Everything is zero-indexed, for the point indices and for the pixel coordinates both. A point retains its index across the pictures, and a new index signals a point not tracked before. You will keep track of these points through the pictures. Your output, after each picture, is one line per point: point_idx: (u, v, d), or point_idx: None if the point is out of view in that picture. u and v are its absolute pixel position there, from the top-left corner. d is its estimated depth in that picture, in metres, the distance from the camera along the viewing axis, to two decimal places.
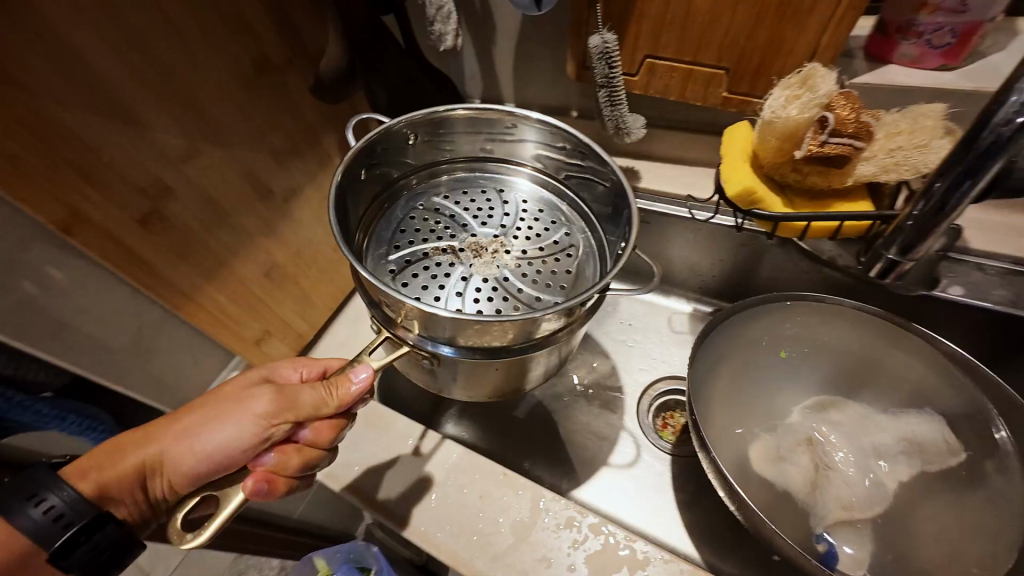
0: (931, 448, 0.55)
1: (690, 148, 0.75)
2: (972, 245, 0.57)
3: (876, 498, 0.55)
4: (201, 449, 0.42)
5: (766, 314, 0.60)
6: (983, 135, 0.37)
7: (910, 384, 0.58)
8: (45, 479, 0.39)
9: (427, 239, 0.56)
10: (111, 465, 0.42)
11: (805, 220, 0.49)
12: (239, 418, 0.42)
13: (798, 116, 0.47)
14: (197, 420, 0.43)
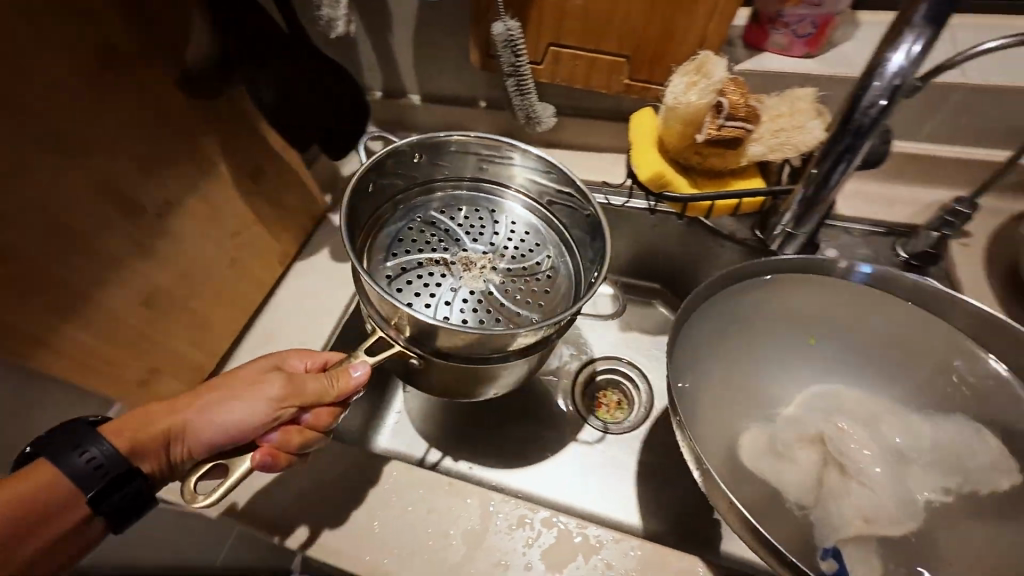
0: (965, 456, 0.49)
1: (598, 135, 0.77)
2: (839, 213, 0.65)
3: (901, 510, 0.49)
4: (222, 425, 0.41)
5: (776, 289, 0.54)
6: (854, 118, 0.41)
7: (927, 375, 0.53)
8: (83, 431, 0.37)
9: (422, 249, 0.56)
10: (140, 428, 0.40)
11: (709, 199, 0.52)
12: (252, 400, 0.42)
13: (698, 102, 0.49)
14: (218, 397, 0.42)
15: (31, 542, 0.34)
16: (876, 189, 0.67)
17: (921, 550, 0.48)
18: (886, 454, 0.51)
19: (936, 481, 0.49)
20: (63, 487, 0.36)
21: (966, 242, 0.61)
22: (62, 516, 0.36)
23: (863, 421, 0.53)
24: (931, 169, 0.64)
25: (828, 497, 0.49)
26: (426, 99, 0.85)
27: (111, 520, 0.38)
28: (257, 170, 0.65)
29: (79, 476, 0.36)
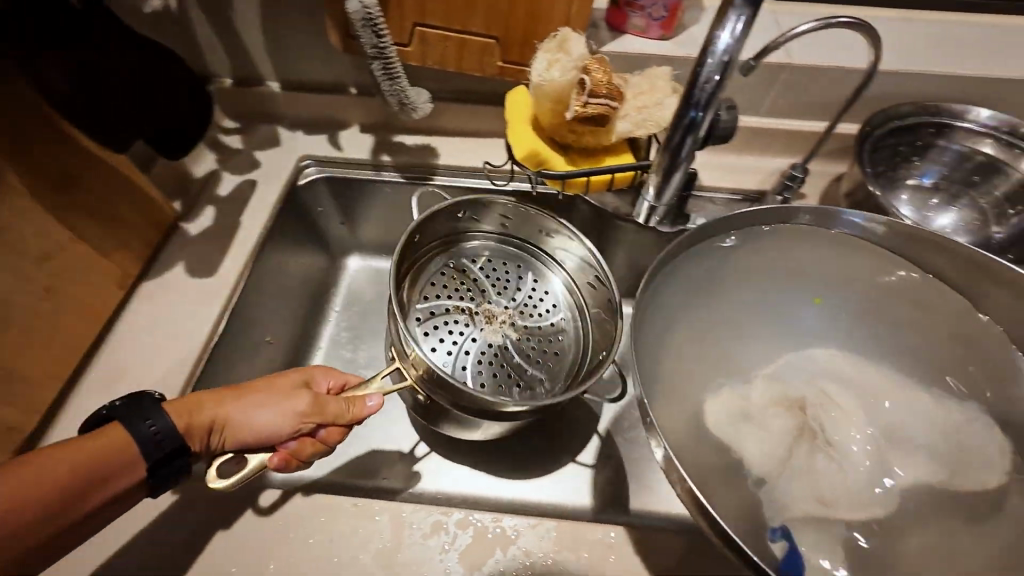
0: (960, 441, 0.48)
1: (479, 121, 0.76)
2: (703, 185, 0.71)
3: (872, 492, 0.47)
4: (256, 425, 0.47)
5: (770, 245, 0.53)
6: (696, 94, 0.42)
7: (918, 352, 0.53)
8: (151, 406, 0.43)
9: (451, 297, 0.66)
10: (199, 409, 0.45)
11: (582, 176, 0.54)
12: (283, 407, 0.47)
13: (562, 78, 0.50)
14: (262, 398, 0.48)
15: (88, 502, 0.40)
16: (731, 160, 0.74)
17: (882, 540, 0.46)
18: (879, 432, 0.50)
19: (922, 464, 0.48)
20: (126, 454, 0.42)
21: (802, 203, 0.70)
22: (120, 479, 0.41)
23: (864, 392, 0.52)
24: (771, 140, 0.72)
25: (796, 468, 0.47)
26: (289, 86, 0.77)
27: (152, 489, 0.44)
28: (72, 176, 0.53)
29: (139, 445, 0.42)
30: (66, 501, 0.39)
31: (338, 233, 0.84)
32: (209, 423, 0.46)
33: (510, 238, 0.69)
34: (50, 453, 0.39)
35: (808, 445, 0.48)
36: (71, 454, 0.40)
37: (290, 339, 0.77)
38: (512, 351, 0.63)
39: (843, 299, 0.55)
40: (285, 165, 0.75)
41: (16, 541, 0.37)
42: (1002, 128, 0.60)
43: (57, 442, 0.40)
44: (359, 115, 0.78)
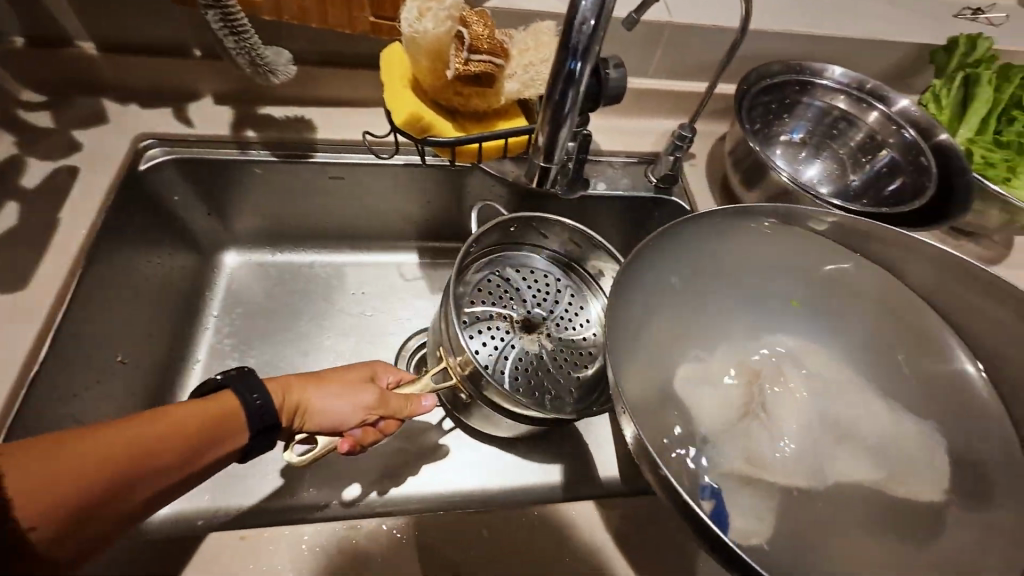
0: (912, 451, 0.44)
1: (360, 88, 0.68)
2: (601, 149, 0.71)
3: (801, 467, 0.44)
4: (332, 412, 0.49)
5: (760, 239, 0.49)
6: (573, 39, 0.35)
7: (881, 351, 0.49)
8: (257, 379, 0.45)
9: (495, 303, 0.63)
10: (290, 390, 0.48)
11: (474, 141, 0.49)
12: (358, 396, 0.50)
13: (435, 32, 0.45)
14: (340, 383, 0.51)
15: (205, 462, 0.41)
16: (624, 124, 0.75)
17: (807, 536, 0.40)
18: (828, 420, 0.46)
19: (868, 467, 0.44)
20: (236, 421, 0.43)
21: (693, 163, 0.73)
22: (226, 443, 0.42)
23: (829, 381, 0.48)
24: (660, 101, 0.73)
25: (731, 442, 0.44)
26: (109, 47, 0.63)
27: (245, 456, 0.44)
28: None
29: (248, 414, 0.43)
30: (189, 459, 0.39)
31: (204, 225, 0.72)
32: (293, 406, 0.48)
33: (554, 256, 0.69)
34: (169, 411, 0.40)
35: (747, 419, 0.45)
36: (189, 414, 0.40)
37: (154, 355, 0.65)
38: (549, 365, 0.61)
39: (822, 297, 0.50)
40: (117, 146, 0.62)
41: (124, 498, 0.36)
42: (853, 85, 0.66)
43: (173, 403, 0.41)
44: (211, 83, 0.66)
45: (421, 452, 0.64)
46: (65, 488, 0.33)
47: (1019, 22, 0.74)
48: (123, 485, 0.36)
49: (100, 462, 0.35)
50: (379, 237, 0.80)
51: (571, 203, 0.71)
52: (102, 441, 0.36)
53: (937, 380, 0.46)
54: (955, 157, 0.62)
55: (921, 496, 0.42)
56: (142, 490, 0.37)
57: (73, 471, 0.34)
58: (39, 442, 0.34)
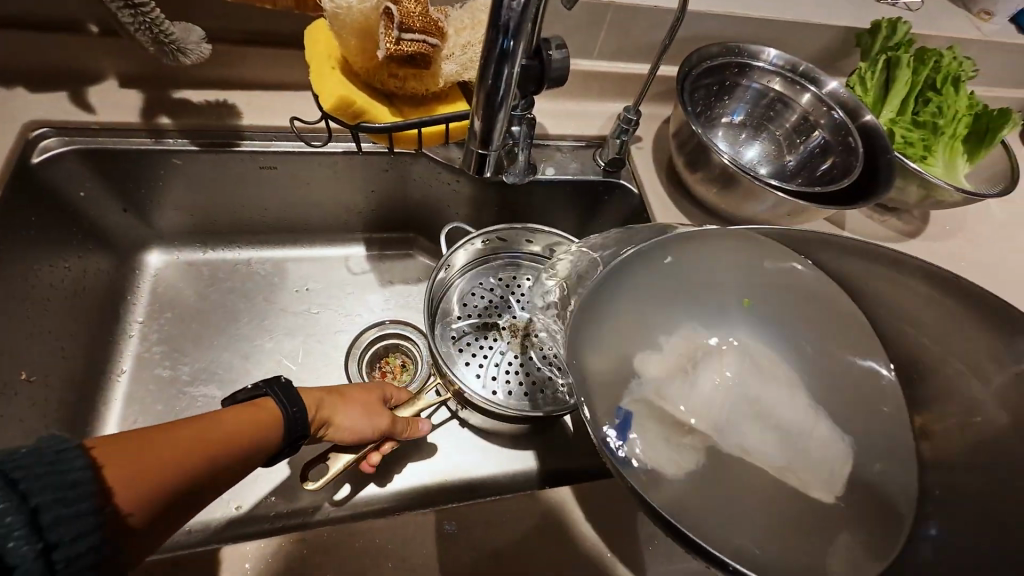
0: (818, 452, 0.40)
1: (290, 70, 0.63)
2: (549, 133, 0.70)
3: (722, 447, 0.39)
4: (346, 430, 0.52)
5: (737, 246, 0.44)
6: (501, 17, 0.33)
7: (812, 343, 0.45)
8: (293, 387, 0.48)
9: (480, 313, 0.65)
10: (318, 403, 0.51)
11: (411, 127, 0.47)
12: (371, 417, 0.53)
13: (360, 8, 0.42)
14: (363, 396, 0.54)
15: (251, 460, 0.43)
16: (571, 107, 0.74)
17: (705, 498, 0.36)
18: (762, 413, 0.41)
19: (780, 448, 0.40)
20: (277, 424, 0.46)
21: (640, 146, 0.73)
22: (268, 443, 0.45)
23: (761, 366, 0.44)
24: (606, 84, 0.73)
25: (661, 400, 0.40)
26: None
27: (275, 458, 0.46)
28: None
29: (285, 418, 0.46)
30: (243, 455, 0.42)
31: (120, 223, 0.66)
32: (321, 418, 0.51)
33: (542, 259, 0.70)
34: (218, 415, 0.42)
35: (674, 374, 0.41)
36: (236, 417, 0.43)
37: (68, 368, 0.59)
38: (542, 366, 0.62)
39: (781, 303, 0.45)
40: (4, 136, 0.54)
41: (192, 494, 0.38)
42: (787, 68, 0.67)
43: (220, 409, 0.43)
44: (114, 63, 0.59)
45: (401, 451, 0.62)
46: (145, 483, 0.35)
47: (934, 7, 0.78)
48: (196, 479, 0.38)
49: (174, 457, 0.37)
50: (322, 230, 0.76)
51: (520, 190, 0.70)
52: (171, 439, 0.38)
53: (858, 385, 0.43)
54: (879, 138, 0.64)
55: (817, 494, 0.38)
56: (208, 484, 0.39)
57: (154, 466, 0.36)
58: (111, 443, 0.35)
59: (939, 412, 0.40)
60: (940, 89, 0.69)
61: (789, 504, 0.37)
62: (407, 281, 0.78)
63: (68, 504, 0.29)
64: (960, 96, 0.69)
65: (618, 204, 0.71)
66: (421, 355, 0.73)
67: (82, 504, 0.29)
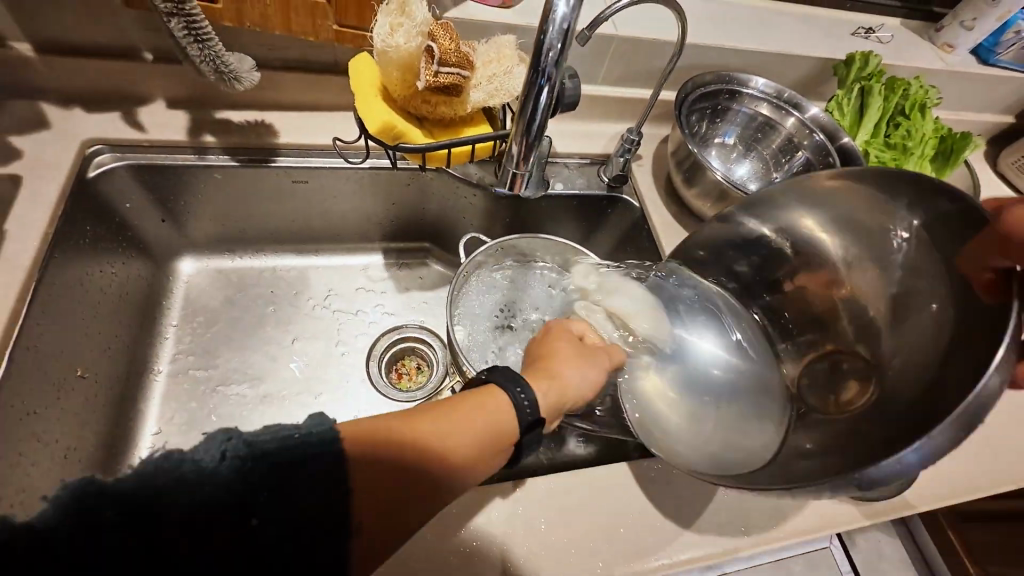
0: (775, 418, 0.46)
1: (323, 94, 0.69)
2: (558, 152, 0.77)
3: (702, 385, 0.46)
4: (581, 393, 0.45)
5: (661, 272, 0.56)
6: (542, 61, 0.40)
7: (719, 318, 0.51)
8: (516, 372, 0.42)
9: (496, 321, 0.70)
10: (548, 393, 0.42)
11: (444, 147, 0.52)
12: (595, 370, 0.45)
13: (407, 47, 0.48)
14: (571, 364, 0.45)
15: (484, 458, 0.38)
16: (577, 128, 0.80)
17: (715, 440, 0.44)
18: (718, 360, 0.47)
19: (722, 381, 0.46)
20: (517, 433, 0.39)
21: (640, 163, 0.80)
22: (497, 443, 0.38)
23: (708, 303, 0.52)
24: (609, 106, 0.79)
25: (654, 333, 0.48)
26: (45, 48, 0.59)
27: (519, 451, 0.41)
28: None
29: (517, 408, 0.39)
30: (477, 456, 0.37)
31: (159, 233, 0.70)
32: (554, 409, 0.43)
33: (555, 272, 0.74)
34: (472, 415, 0.38)
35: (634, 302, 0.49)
36: (490, 419, 0.38)
37: (113, 370, 0.63)
38: None
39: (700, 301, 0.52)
40: (62, 153, 0.59)
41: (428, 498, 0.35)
42: (774, 95, 0.74)
43: (449, 409, 0.38)
44: (163, 87, 0.64)
45: None
46: (388, 496, 0.33)
47: (902, 41, 0.87)
48: (434, 499, 0.35)
49: (423, 465, 0.34)
50: (344, 240, 0.81)
51: (531, 203, 0.76)
52: (415, 445, 0.35)
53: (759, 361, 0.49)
54: (856, 159, 0.71)
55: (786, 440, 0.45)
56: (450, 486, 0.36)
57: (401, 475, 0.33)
58: (366, 438, 0.33)
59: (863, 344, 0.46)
60: (908, 114, 0.76)
61: (754, 442, 0.44)
62: (423, 288, 0.83)
63: (318, 506, 0.30)
64: (927, 121, 0.77)
65: (621, 216, 0.78)
66: (437, 359, 0.78)
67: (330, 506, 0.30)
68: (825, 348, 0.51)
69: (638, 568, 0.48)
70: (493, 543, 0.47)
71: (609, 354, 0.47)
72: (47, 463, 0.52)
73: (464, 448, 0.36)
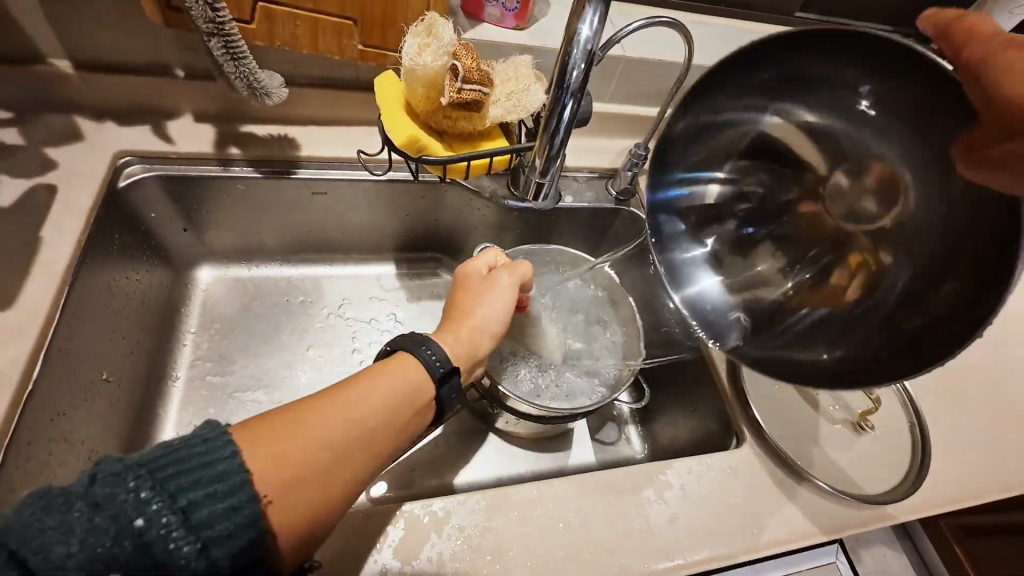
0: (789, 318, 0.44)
1: (343, 109, 0.72)
2: (568, 166, 0.79)
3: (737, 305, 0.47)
4: (493, 315, 0.52)
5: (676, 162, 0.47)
6: (566, 84, 0.45)
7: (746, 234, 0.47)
8: (421, 335, 0.46)
9: None
10: (453, 342, 0.49)
11: (464, 160, 0.55)
12: (498, 295, 0.53)
13: (433, 65, 0.51)
14: (474, 301, 0.52)
15: (400, 417, 0.41)
16: (586, 143, 0.83)
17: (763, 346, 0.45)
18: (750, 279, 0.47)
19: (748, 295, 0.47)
20: (433, 386, 0.44)
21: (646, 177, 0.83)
22: (408, 403, 0.42)
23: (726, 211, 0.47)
24: (617, 123, 0.83)
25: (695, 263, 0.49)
26: (84, 65, 0.63)
27: (442, 403, 0.45)
28: None
29: (423, 365, 0.44)
30: (389, 418, 0.40)
31: (180, 242, 0.72)
32: (465, 355, 0.49)
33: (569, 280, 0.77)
34: (377, 381, 0.41)
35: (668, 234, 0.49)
36: (396, 380, 0.42)
37: (134, 376, 0.64)
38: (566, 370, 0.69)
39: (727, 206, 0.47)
40: (95, 164, 0.62)
41: (343, 467, 0.37)
42: None
43: (348, 380, 0.41)
44: (192, 102, 0.67)
45: (436, 451, 0.68)
46: (289, 478, 0.34)
47: None
48: (353, 475, 0.37)
49: (338, 449, 0.37)
50: (359, 250, 0.83)
51: (542, 215, 0.78)
52: (323, 427, 0.37)
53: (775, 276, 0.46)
54: None
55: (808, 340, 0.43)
56: (363, 455, 0.38)
57: (315, 465, 0.35)
58: (256, 425, 0.36)
59: (877, 240, 0.39)
60: None
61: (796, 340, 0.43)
62: (435, 297, 0.85)
63: (219, 498, 0.31)
64: None
65: (628, 226, 0.80)
66: None
67: (236, 496, 0.32)
68: (846, 261, 0.41)
69: (656, 569, 0.49)
70: (513, 542, 0.48)
71: (511, 273, 0.55)
72: (72, 466, 0.53)
73: (373, 414, 0.39)
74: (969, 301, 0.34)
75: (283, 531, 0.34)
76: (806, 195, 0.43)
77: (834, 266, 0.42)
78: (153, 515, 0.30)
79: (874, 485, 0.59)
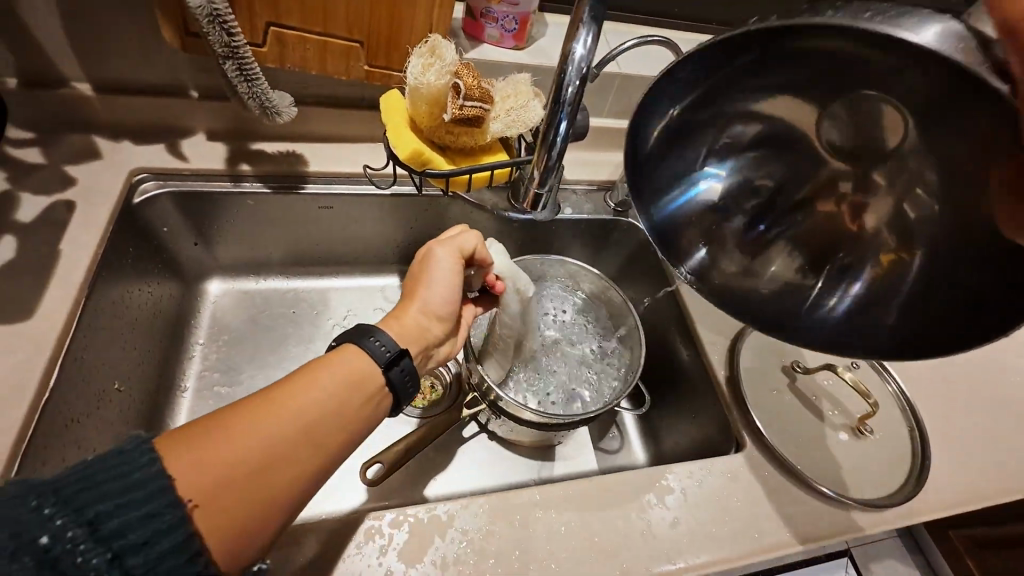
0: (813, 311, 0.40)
1: (349, 126, 0.75)
2: (567, 179, 0.82)
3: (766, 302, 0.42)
4: (439, 297, 0.53)
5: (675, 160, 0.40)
6: (563, 97, 0.47)
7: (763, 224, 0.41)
8: (368, 327, 0.46)
9: None
10: (398, 330, 0.49)
11: (466, 173, 0.57)
12: (444, 280, 0.53)
13: (436, 83, 0.53)
14: (421, 292, 0.53)
15: (349, 407, 0.42)
16: (584, 156, 0.86)
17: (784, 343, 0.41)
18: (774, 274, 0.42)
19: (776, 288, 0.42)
20: (381, 373, 0.44)
21: None
22: (356, 394, 0.42)
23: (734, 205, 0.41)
24: (615, 138, 0.85)
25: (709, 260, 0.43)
26: (104, 87, 0.66)
27: (396, 389, 0.45)
28: None
29: (371, 356, 0.44)
30: (336, 411, 0.41)
31: (190, 255, 0.74)
32: (411, 337, 0.50)
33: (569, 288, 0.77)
34: (319, 377, 0.41)
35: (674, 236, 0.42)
36: (337, 372, 0.42)
37: (143, 385, 0.65)
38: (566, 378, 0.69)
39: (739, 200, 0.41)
40: (112, 181, 0.64)
41: (284, 463, 0.37)
42: None
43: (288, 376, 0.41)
44: (205, 121, 0.70)
45: (439, 459, 0.69)
46: (221, 479, 0.35)
47: None
48: (297, 471, 0.38)
49: (278, 446, 0.37)
50: (365, 262, 0.85)
51: (542, 226, 0.80)
52: (259, 425, 0.37)
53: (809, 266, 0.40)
54: None
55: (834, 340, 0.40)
56: (307, 452, 0.39)
57: (253, 464, 0.36)
58: (188, 431, 0.37)
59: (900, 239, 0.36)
60: None
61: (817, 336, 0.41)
62: None
63: (136, 507, 0.32)
64: None
65: (627, 237, 0.82)
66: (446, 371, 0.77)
67: (152, 503, 0.33)
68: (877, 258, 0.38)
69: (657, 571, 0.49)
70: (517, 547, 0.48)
71: (456, 256, 0.54)
72: None
73: (318, 409, 0.40)
74: (971, 303, 0.34)
75: (223, 531, 0.34)
76: (823, 190, 0.38)
77: (855, 268, 0.39)
78: (59, 530, 0.31)
79: (877, 490, 0.60)
